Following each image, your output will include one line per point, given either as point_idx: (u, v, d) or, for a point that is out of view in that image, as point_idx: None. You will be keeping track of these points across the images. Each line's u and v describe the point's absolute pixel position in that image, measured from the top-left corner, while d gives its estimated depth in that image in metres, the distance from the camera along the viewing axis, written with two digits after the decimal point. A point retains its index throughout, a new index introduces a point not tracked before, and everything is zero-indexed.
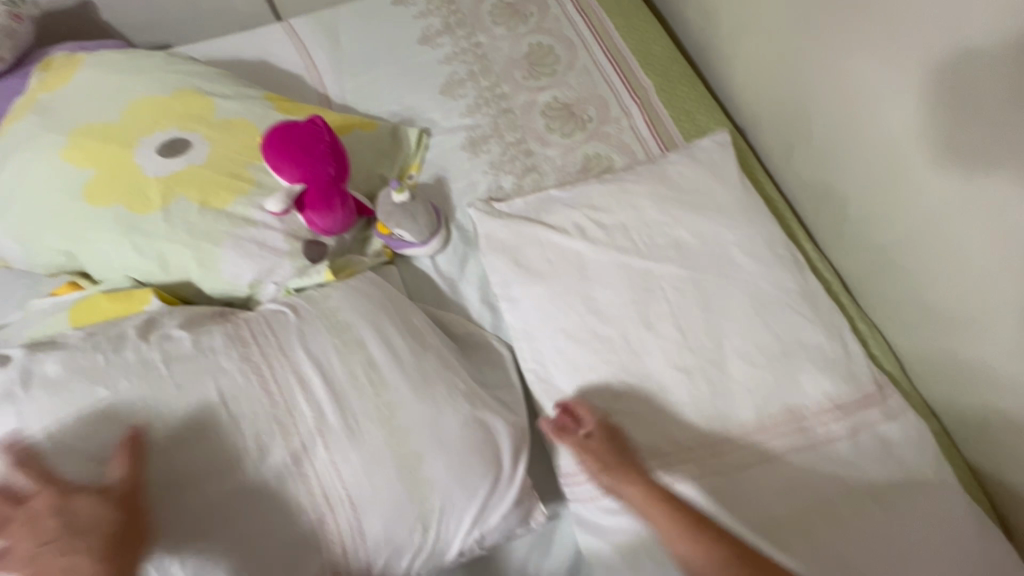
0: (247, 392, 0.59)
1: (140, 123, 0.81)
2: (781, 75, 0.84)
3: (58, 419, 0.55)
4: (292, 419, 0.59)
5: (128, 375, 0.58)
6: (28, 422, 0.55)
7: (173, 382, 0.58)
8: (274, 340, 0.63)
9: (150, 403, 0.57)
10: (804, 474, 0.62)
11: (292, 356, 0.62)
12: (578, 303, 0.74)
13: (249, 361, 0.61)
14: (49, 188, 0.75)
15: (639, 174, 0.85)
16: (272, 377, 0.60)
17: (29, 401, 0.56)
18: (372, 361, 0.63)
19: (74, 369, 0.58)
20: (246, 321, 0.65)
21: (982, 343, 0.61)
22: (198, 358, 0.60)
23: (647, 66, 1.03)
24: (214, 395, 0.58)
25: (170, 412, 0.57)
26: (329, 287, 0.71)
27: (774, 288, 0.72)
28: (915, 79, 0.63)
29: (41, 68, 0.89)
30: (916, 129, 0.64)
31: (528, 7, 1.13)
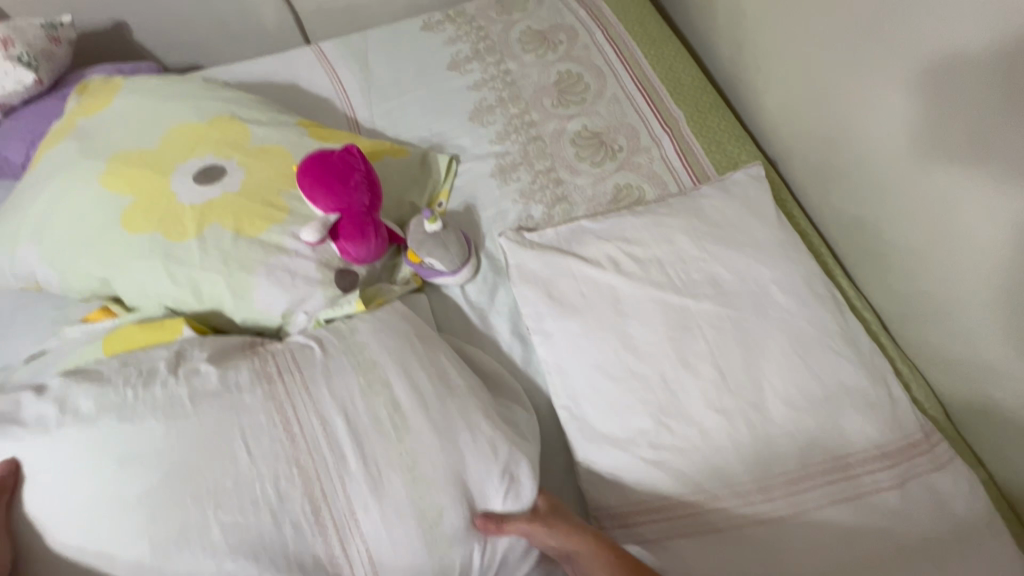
0: (274, 431, 0.58)
1: (176, 150, 0.81)
2: (810, 107, 0.84)
3: (98, 458, 0.55)
4: (327, 460, 0.58)
5: (159, 411, 0.57)
6: (70, 460, 0.55)
7: (204, 420, 0.57)
8: (295, 376, 0.62)
9: (180, 441, 0.56)
10: (847, 526, 0.61)
11: (315, 394, 0.61)
12: (613, 340, 0.73)
13: (273, 399, 0.60)
14: (86, 215, 0.76)
15: (672, 207, 0.84)
16: (294, 417, 0.59)
17: (66, 439, 0.56)
18: (407, 399, 0.62)
19: (105, 404, 0.57)
20: (274, 356, 0.64)
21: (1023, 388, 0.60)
22: (223, 394, 0.59)
23: (677, 96, 1.03)
24: (240, 435, 0.57)
25: (200, 452, 0.56)
26: (356, 320, 0.70)
27: (812, 328, 0.71)
28: (942, 121, 0.63)
29: (78, 93, 0.91)
30: (946, 170, 0.63)
31: (558, 34, 1.13)
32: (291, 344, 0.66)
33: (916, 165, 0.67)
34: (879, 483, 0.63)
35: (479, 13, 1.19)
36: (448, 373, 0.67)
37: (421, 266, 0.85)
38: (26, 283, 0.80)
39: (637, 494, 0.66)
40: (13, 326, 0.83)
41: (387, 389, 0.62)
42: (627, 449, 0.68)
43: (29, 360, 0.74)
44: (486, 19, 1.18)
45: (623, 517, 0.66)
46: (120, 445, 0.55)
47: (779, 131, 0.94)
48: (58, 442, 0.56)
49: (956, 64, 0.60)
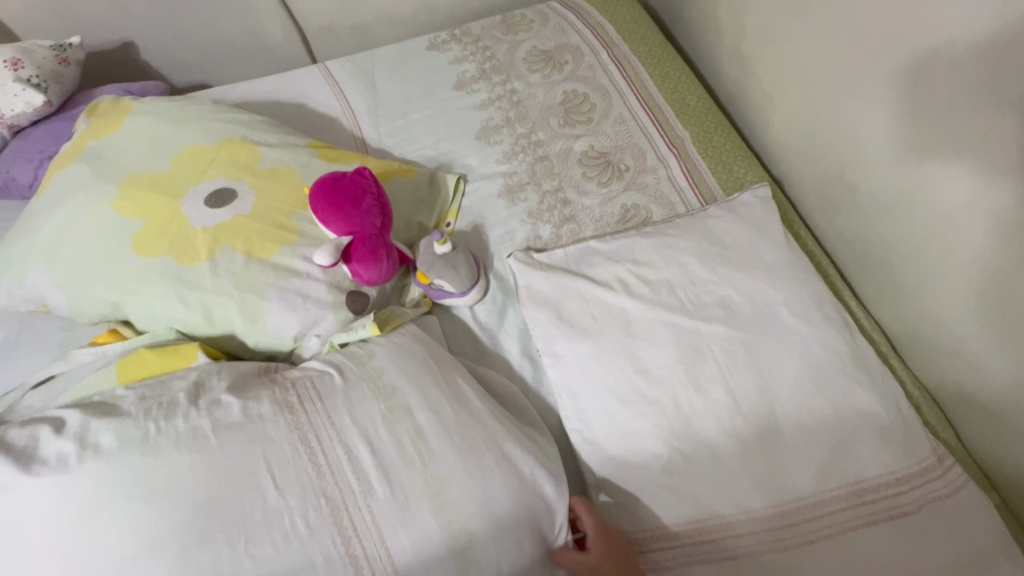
0: (294, 462, 0.58)
1: (188, 173, 0.82)
2: (817, 129, 0.86)
3: (113, 490, 0.54)
4: (343, 490, 0.57)
5: (181, 443, 0.57)
6: (84, 492, 0.54)
7: (224, 451, 0.57)
8: (319, 407, 0.62)
9: (203, 474, 0.56)
10: (864, 553, 0.61)
11: (337, 424, 0.61)
12: (625, 363, 0.73)
13: (295, 430, 0.60)
14: (97, 239, 0.76)
15: (681, 228, 0.84)
16: (319, 447, 0.59)
17: (82, 473, 0.55)
18: (421, 426, 0.62)
19: (128, 436, 0.57)
20: (294, 387, 0.65)
21: None
22: (248, 426, 0.60)
23: (683, 116, 1.04)
24: (263, 467, 0.57)
25: (223, 484, 0.56)
26: (371, 346, 0.71)
27: (824, 352, 0.71)
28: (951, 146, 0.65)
29: (88, 114, 0.91)
30: (955, 193, 0.65)
31: (563, 54, 1.15)
32: (309, 373, 0.67)
33: (930, 187, 0.68)
34: (896, 511, 0.63)
35: (484, 32, 1.20)
36: (463, 398, 0.67)
37: (430, 287, 0.85)
38: (34, 306, 0.80)
39: (654, 520, 0.66)
40: (19, 349, 0.82)
41: (402, 416, 0.62)
42: (642, 474, 0.67)
43: (35, 387, 0.73)
44: (492, 38, 1.19)
45: (639, 544, 0.66)
46: (143, 479, 0.55)
47: (785, 152, 0.95)
48: (75, 476, 0.55)
49: (971, 90, 0.62)
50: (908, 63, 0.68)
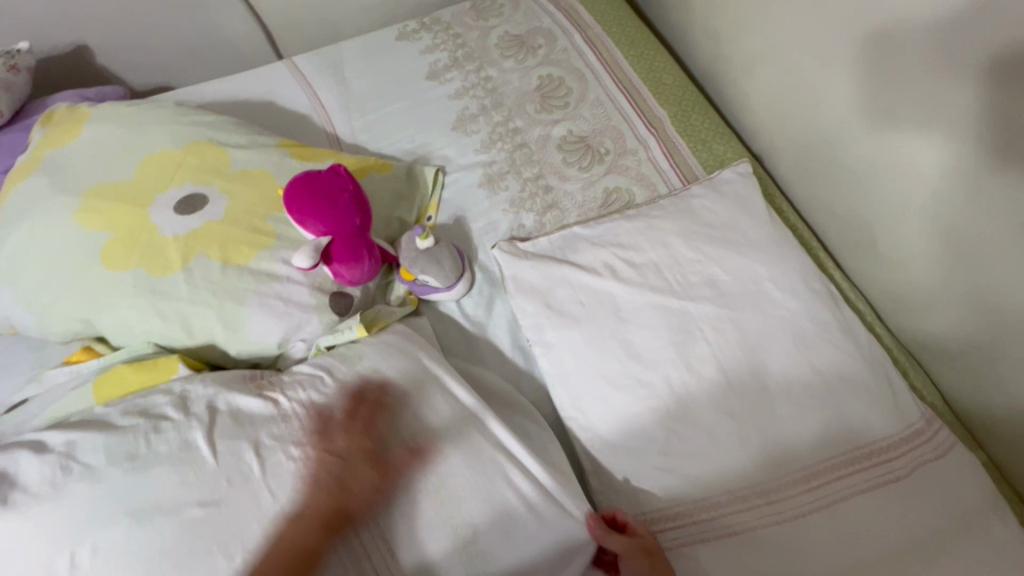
0: (290, 466, 0.57)
1: (155, 179, 0.79)
2: (793, 99, 0.85)
3: (101, 508, 0.53)
4: (342, 492, 0.56)
5: (171, 459, 0.56)
6: (71, 512, 0.52)
7: (216, 461, 0.56)
8: (311, 410, 0.61)
9: (197, 484, 0.54)
10: (861, 518, 0.61)
11: (332, 424, 0.60)
12: (615, 347, 0.73)
13: (290, 434, 0.59)
14: (63, 253, 0.73)
15: (664, 209, 0.84)
16: (314, 450, 0.58)
17: (69, 492, 0.53)
18: (416, 425, 0.62)
19: (117, 455, 0.55)
20: (284, 390, 0.63)
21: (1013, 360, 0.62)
22: (243, 433, 0.58)
23: (659, 95, 1.03)
24: (257, 472, 0.56)
25: (221, 494, 0.54)
26: (361, 344, 0.70)
27: (811, 323, 0.72)
28: (917, 109, 0.65)
29: (43, 122, 0.86)
30: (928, 157, 0.66)
31: (536, 39, 1.12)
32: (298, 376, 0.65)
33: (906, 151, 0.68)
34: (889, 475, 0.64)
35: (455, 19, 1.18)
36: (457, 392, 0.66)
37: (415, 283, 0.83)
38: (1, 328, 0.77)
39: (654, 503, 0.66)
40: None
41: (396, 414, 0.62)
42: (639, 458, 0.67)
43: (7, 412, 0.70)
44: (463, 25, 1.16)
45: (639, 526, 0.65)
46: (133, 499, 0.53)
47: (762, 127, 0.96)
48: (62, 501, 0.53)
49: (940, 47, 0.61)
50: (878, 25, 0.68)
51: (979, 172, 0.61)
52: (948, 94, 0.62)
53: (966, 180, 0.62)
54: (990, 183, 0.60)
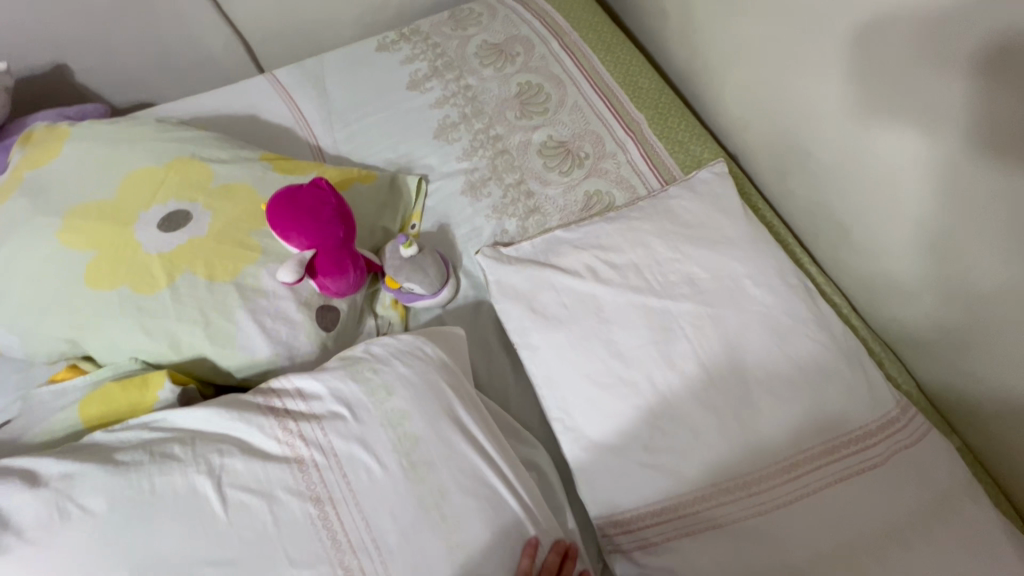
0: (307, 527, 0.57)
1: (138, 197, 0.79)
2: (766, 99, 0.88)
3: (102, 525, 0.54)
4: (333, 503, 0.59)
5: (173, 476, 0.57)
6: (70, 529, 0.54)
7: (228, 517, 0.56)
8: (333, 464, 0.61)
9: (209, 540, 0.55)
10: (844, 506, 0.63)
11: (354, 485, 0.60)
12: (600, 348, 0.74)
13: (308, 492, 0.59)
14: (46, 274, 0.73)
15: (644, 210, 0.86)
16: (335, 515, 0.58)
17: (69, 512, 0.55)
18: (410, 432, 0.63)
19: (118, 479, 0.56)
20: (304, 436, 0.62)
21: (985, 345, 0.64)
22: (258, 486, 0.58)
23: (636, 99, 1.05)
24: (274, 537, 0.56)
25: (235, 549, 0.55)
26: (389, 372, 0.67)
27: (789, 317, 0.74)
28: (883, 104, 0.68)
29: (23, 143, 0.86)
30: (897, 150, 0.68)
31: (514, 47, 1.14)
32: (317, 414, 0.64)
33: (875, 146, 0.71)
34: (866, 463, 0.65)
35: (433, 29, 1.19)
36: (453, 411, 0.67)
37: (400, 291, 0.85)
38: None
39: (643, 499, 0.67)
40: None
41: (428, 485, 0.61)
42: (627, 455, 0.69)
43: None
44: (441, 35, 1.18)
45: (627, 524, 0.67)
46: (136, 534, 0.54)
47: (737, 128, 0.98)
48: (60, 544, 0.53)
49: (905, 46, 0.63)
50: (842, 25, 0.71)
51: (942, 163, 0.63)
52: (914, 91, 0.64)
53: (931, 172, 0.65)
54: (956, 178, 0.62)
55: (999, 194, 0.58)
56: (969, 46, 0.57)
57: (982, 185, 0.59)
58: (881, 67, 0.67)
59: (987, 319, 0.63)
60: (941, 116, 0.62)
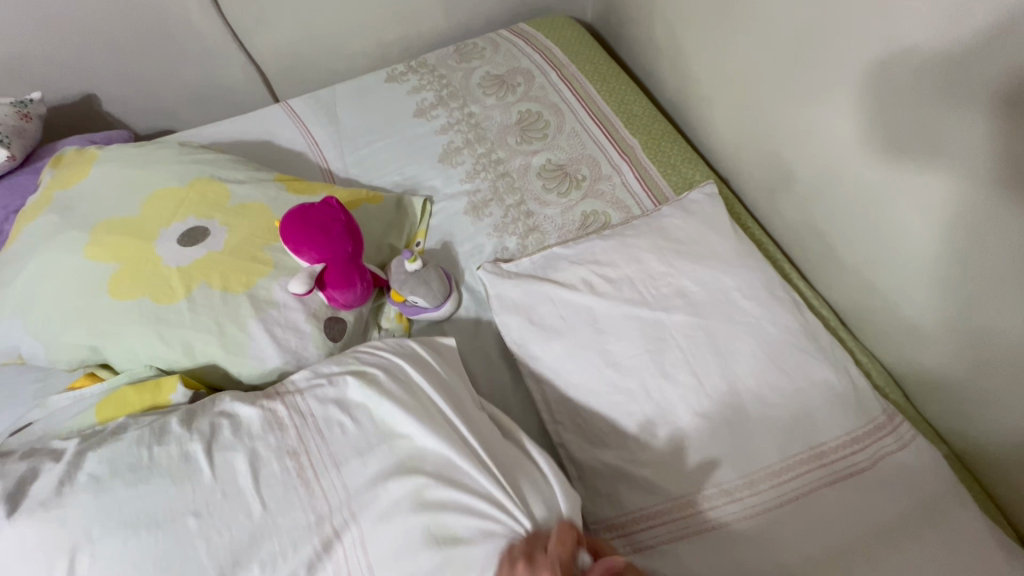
0: (284, 481, 0.59)
1: (160, 215, 0.84)
2: (754, 123, 0.93)
3: (104, 515, 0.55)
4: (316, 477, 0.60)
5: (168, 467, 0.58)
6: (70, 521, 0.55)
7: (212, 474, 0.59)
8: (309, 424, 0.63)
9: (194, 495, 0.57)
10: (833, 509, 0.65)
11: (329, 440, 0.62)
12: (596, 356, 0.77)
13: (287, 448, 0.61)
14: (72, 285, 0.77)
15: (637, 228, 0.90)
16: (308, 466, 0.60)
17: (70, 499, 0.56)
18: (394, 410, 0.64)
19: (121, 469, 0.58)
20: (284, 401, 0.66)
21: (967, 348, 0.67)
22: (242, 446, 0.61)
23: (630, 126, 1.11)
24: (251, 488, 0.58)
25: (217, 509, 0.57)
26: (367, 355, 0.71)
27: (778, 328, 0.77)
28: (860, 124, 0.73)
29: (53, 165, 0.92)
30: (873, 166, 0.73)
31: (516, 78, 1.21)
32: (301, 387, 0.67)
33: (852, 160, 0.76)
34: (854, 466, 0.67)
35: (439, 62, 1.27)
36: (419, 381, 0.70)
37: (405, 305, 0.88)
38: (8, 358, 0.81)
39: (634, 501, 0.69)
40: None
41: (398, 432, 0.63)
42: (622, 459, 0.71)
43: (13, 433, 0.73)
44: (447, 68, 1.25)
45: (621, 527, 0.69)
46: (131, 517, 0.55)
47: (727, 151, 1.03)
48: (70, 512, 0.55)
49: (875, 68, 0.69)
50: (818, 56, 0.77)
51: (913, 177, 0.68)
52: (883, 107, 0.69)
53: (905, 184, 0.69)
54: (923, 184, 0.67)
55: (963, 195, 0.63)
56: (928, 71, 0.63)
57: (948, 188, 0.64)
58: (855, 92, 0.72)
59: (967, 321, 0.66)
60: (912, 134, 0.66)
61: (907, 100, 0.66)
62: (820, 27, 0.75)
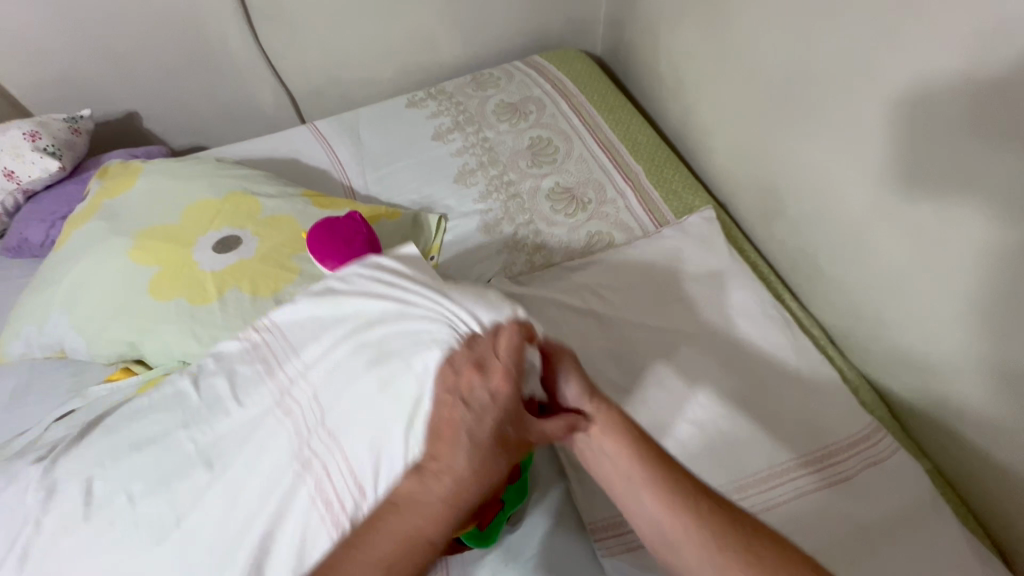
0: (256, 382, 0.65)
1: (197, 223, 0.91)
2: (751, 153, 1.00)
3: (112, 454, 0.64)
4: (281, 368, 0.65)
5: (162, 403, 0.66)
6: (87, 463, 0.64)
7: (197, 394, 0.66)
8: (271, 328, 0.68)
9: (184, 414, 0.65)
10: (818, 515, 0.68)
11: (289, 336, 0.66)
12: (597, 366, 0.82)
13: (256, 356, 0.67)
14: (115, 285, 0.84)
15: (638, 248, 0.96)
16: (274, 362, 0.66)
17: (88, 445, 0.65)
18: (340, 290, 0.66)
19: (128, 416, 0.67)
20: (252, 322, 0.71)
21: (948, 366, 0.72)
22: (221, 367, 0.68)
23: (635, 153, 1.18)
24: (227, 395, 0.65)
25: (201, 417, 0.64)
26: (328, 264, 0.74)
27: (768, 344, 0.82)
28: (847, 157, 0.79)
29: (100, 176, 1.00)
30: (859, 195, 0.79)
31: (528, 106, 1.29)
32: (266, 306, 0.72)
33: (840, 190, 0.82)
34: (839, 475, 0.71)
35: (457, 90, 1.35)
36: (372, 262, 0.69)
37: None
38: (51, 351, 0.87)
39: None
40: (33, 391, 0.89)
41: (346, 307, 0.65)
42: None
43: (56, 419, 0.79)
44: (464, 95, 1.34)
45: (617, 526, 0.74)
46: (132, 448, 0.64)
47: (727, 179, 1.09)
48: (88, 455, 0.64)
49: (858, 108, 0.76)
50: (809, 95, 0.84)
51: (894, 206, 0.74)
52: (868, 142, 0.75)
53: (888, 212, 0.75)
54: (903, 213, 0.73)
55: (939, 224, 0.68)
56: (905, 113, 0.70)
57: (925, 217, 0.70)
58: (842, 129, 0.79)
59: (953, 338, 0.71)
60: (893, 167, 0.73)
61: (892, 134, 0.72)
62: (811, 66, 0.82)
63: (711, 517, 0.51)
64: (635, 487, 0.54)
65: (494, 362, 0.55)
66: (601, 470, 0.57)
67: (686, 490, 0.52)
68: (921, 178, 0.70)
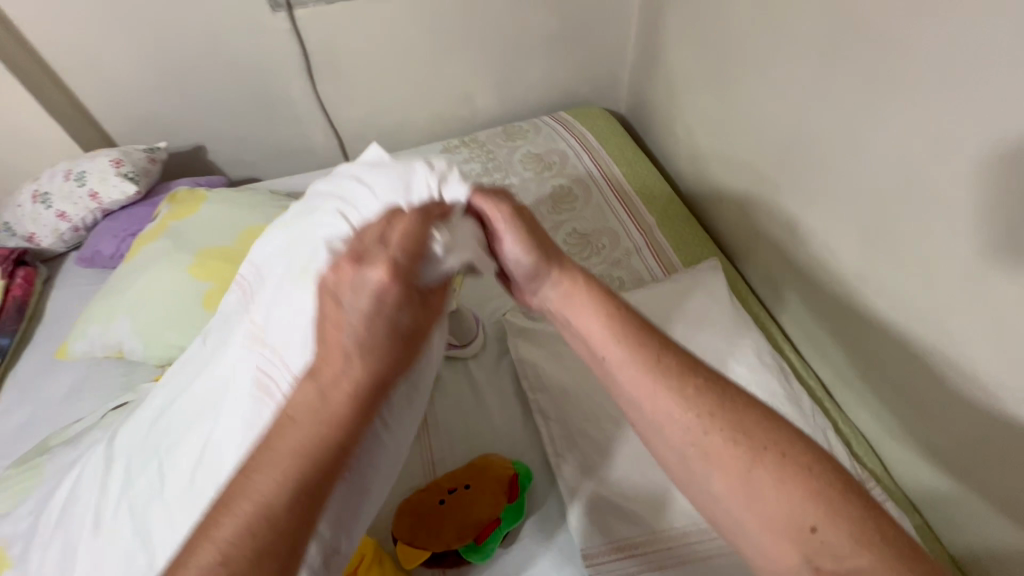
0: (239, 318, 0.75)
1: (248, 246, 1.02)
2: (758, 212, 1.07)
3: (146, 417, 0.74)
4: (255, 300, 0.74)
5: (182, 364, 0.78)
6: (130, 426, 0.75)
7: (204, 343, 0.78)
8: (251, 272, 0.79)
9: (193, 366, 0.76)
10: None
11: (262, 272, 0.77)
12: (599, 402, 0.88)
13: (242, 296, 0.78)
14: (175, 295, 0.95)
15: (645, 293, 1.02)
16: (251, 299, 0.76)
17: (132, 417, 0.76)
18: (299, 223, 0.75)
19: (159, 393, 0.76)
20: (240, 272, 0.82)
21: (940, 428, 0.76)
22: (221, 314, 0.80)
23: (649, 206, 1.27)
24: (222, 335, 0.76)
25: (203, 359, 0.75)
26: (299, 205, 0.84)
27: (763, 392, 0.86)
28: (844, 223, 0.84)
29: (169, 201, 1.14)
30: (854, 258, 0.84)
31: (552, 157, 1.40)
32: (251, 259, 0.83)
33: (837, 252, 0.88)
34: None
35: (489, 139, 1.48)
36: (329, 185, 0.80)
37: None
38: (111, 351, 0.98)
39: (621, 531, 0.77)
40: (88, 387, 1.00)
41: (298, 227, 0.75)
42: (613, 494, 0.80)
43: (111, 409, 0.88)
44: (495, 144, 1.46)
45: (606, 555, 0.76)
46: (157, 405, 0.75)
47: (736, 234, 1.17)
48: (131, 427, 0.74)
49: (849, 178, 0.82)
50: (808, 164, 0.90)
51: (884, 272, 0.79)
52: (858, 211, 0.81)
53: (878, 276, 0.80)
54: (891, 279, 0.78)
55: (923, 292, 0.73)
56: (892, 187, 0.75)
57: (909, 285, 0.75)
58: (837, 196, 0.85)
59: (938, 400, 0.75)
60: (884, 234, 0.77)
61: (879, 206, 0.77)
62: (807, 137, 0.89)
63: (720, 419, 0.50)
64: (639, 396, 0.54)
65: (380, 250, 0.50)
66: (580, 344, 0.62)
67: (700, 400, 0.52)
68: (902, 252, 0.75)
